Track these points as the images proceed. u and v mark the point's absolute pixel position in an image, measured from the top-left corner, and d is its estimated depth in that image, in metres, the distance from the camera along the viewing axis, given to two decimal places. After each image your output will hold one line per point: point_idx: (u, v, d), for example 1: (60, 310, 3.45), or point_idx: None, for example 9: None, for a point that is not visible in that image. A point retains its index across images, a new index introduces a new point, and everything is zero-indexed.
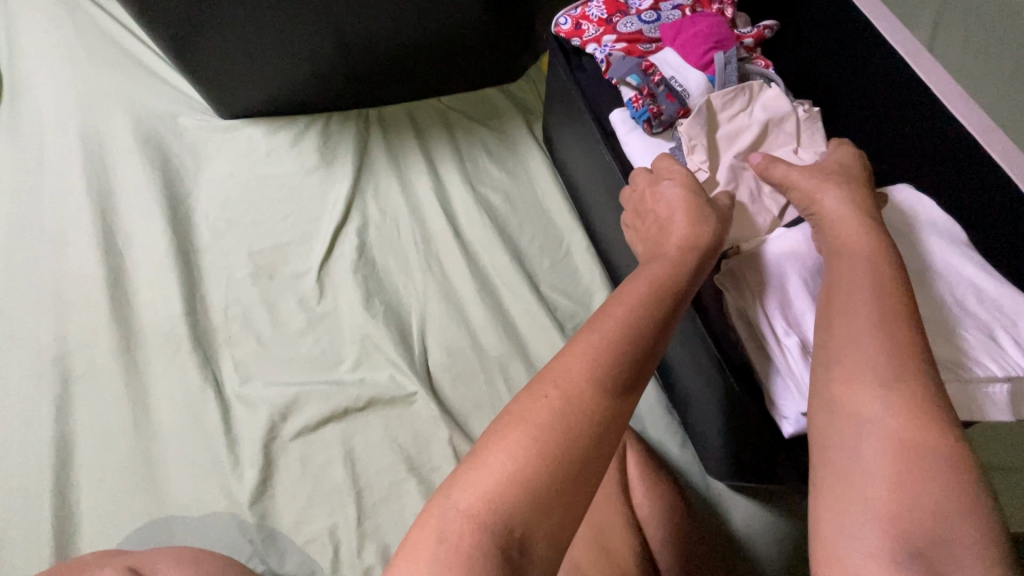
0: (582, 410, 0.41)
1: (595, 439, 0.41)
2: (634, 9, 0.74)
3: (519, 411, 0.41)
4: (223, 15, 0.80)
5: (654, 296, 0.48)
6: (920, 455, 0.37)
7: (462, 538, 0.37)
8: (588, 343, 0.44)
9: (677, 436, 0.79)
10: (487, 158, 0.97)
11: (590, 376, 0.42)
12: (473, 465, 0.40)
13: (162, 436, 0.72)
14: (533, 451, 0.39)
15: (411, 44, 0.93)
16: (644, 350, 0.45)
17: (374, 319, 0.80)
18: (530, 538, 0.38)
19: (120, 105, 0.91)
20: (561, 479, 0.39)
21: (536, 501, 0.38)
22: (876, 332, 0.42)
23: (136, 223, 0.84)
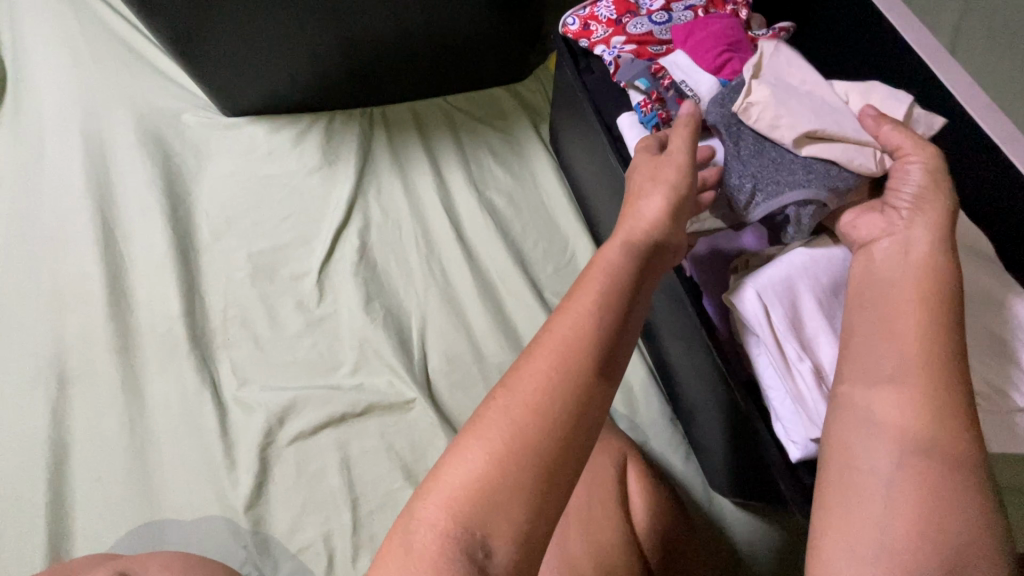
0: (545, 406, 0.40)
1: (563, 434, 0.39)
2: (645, 9, 0.72)
3: (479, 417, 0.41)
4: (227, 10, 0.79)
5: (620, 278, 0.46)
6: (932, 462, 0.38)
7: (425, 548, 0.37)
8: (549, 336, 0.43)
9: (680, 449, 0.77)
10: (492, 160, 0.95)
11: (546, 372, 0.41)
12: (436, 474, 0.40)
13: (157, 438, 0.71)
14: (491, 455, 0.38)
15: (417, 41, 0.91)
16: (610, 336, 0.43)
17: (373, 323, 0.79)
18: (495, 541, 0.37)
19: (124, 102, 0.91)
20: (523, 478, 0.38)
21: (499, 505, 0.37)
22: (918, 365, 0.41)
23: (136, 221, 0.83)
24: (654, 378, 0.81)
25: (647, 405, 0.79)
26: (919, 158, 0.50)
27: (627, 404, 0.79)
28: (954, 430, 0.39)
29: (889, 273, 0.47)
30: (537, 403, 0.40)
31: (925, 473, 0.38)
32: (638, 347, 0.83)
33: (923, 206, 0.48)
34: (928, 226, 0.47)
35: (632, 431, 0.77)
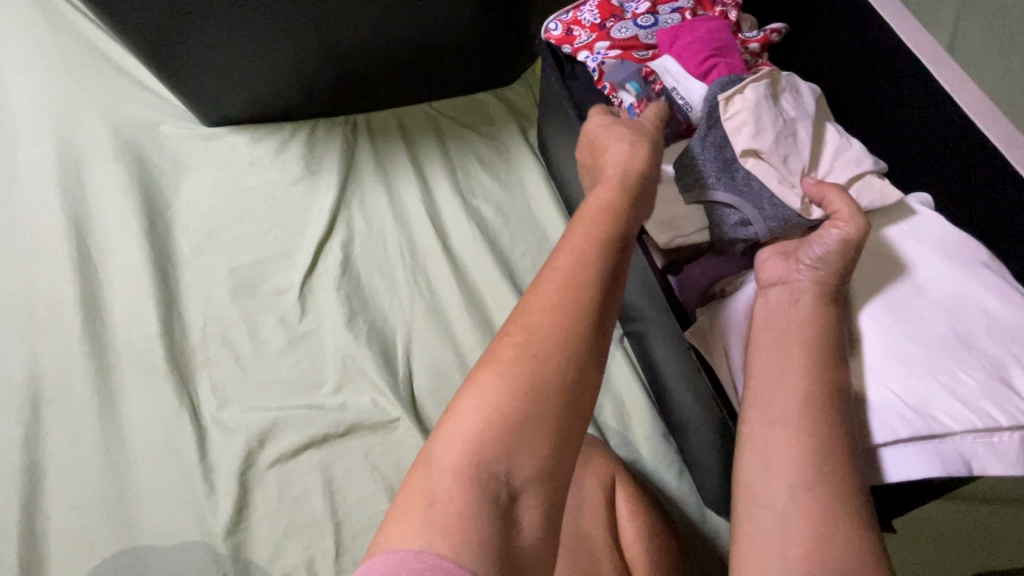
0: (554, 346, 0.40)
1: (572, 375, 0.39)
2: (630, 13, 0.70)
3: (490, 355, 0.40)
4: (201, 16, 0.77)
5: (610, 222, 0.46)
6: (828, 510, 0.39)
7: (452, 492, 0.36)
8: (551, 280, 0.42)
9: (673, 466, 0.75)
10: (479, 167, 0.93)
11: (556, 308, 0.41)
12: (453, 420, 0.39)
13: (135, 462, 0.69)
14: (510, 388, 0.38)
15: (400, 46, 0.89)
16: (610, 275, 0.43)
17: (357, 339, 0.77)
18: (518, 477, 0.37)
19: (99, 114, 0.88)
20: (542, 411, 0.38)
21: (522, 442, 0.37)
22: (812, 403, 0.43)
23: (112, 237, 0.81)
24: (646, 392, 0.79)
25: (639, 420, 0.77)
26: (842, 227, 0.49)
27: (617, 418, 0.77)
28: (846, 464, 0.41)
29: (784, 313, 0.49)
30: (548, 346, 0.40)
31: (822, 505, 0.40)
32: (631, 361, 0.81)
33: (819, 272, 0.49)
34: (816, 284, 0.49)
35: (623, 447, 0.75)
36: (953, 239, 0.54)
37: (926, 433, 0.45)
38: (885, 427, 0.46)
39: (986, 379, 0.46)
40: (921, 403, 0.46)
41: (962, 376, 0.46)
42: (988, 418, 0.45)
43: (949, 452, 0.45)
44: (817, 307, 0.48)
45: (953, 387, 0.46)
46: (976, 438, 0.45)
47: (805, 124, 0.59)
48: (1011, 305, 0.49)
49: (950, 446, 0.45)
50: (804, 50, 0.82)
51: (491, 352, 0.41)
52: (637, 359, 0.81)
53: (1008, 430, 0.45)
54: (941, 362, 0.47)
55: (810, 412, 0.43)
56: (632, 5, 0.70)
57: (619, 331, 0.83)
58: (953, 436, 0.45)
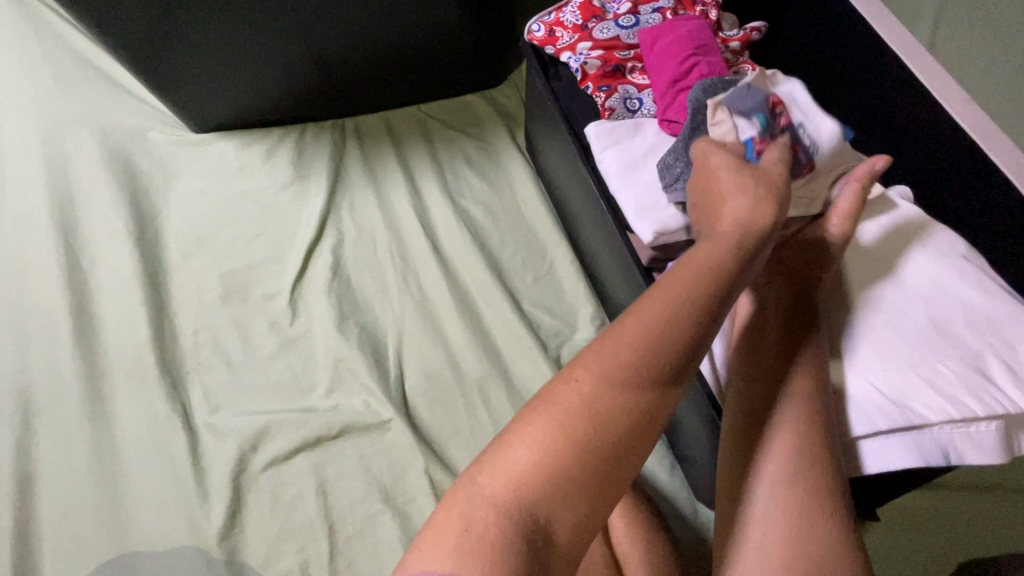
0: (614, 406, 0.38)
1: (621, 441, 0.38)
2: (612, 13, 0.71)
3: (551, 396, 0.38)
4: (187, 22, 0.77)
5: (714, 271, 0.42)
6: (805, 501, 0.43)
7: (486, 526, 0.34)
8: (621, 331, 0.40)
9: (665, 461, 0.75)
10: (467, 168, 0.93)
11: (631, 367, 0.38)
12: (502, 452, 0.37)
13: (127, 468, 0.69)
14: (563, 439, 0.36)
15: (388, 50, 0.90)
16: (696, 337, 0.40)
17: (348, 342, 0.77)
18: (553, 525, 0.35)
19: (87, 122, 0.88)
20: (593, 472, 0.37)
21: (563, 493, 0.36)
22: (793, 399, 0.46)
23: (102, 245, 0.81)
24: None
25: None
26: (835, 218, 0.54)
27: None
28: (823, 458, 0.44)
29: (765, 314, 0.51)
30: (611, 403, 0.38)
31: (800, 498, 0.43)
32: None
33: (803, 259, 0.53)
34: (795, 279, 0.52)
35: None
36: (933, 231, 0.55)
37: (903, 424, 0.46)
38: (864, 420, 0.47)
39: (963, 370, 0.47)
40: (900, 394, 0.47)
41: (940, 367, 0.48)
42: (965, 409, 0.46)
43: (926, 442, 0.47)
44: (797, 307, 0.50)
45: (931, 378, 0.47)
46: (953, 428, 0.47)
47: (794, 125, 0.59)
48: (990, 296, 0.50)
49: (927, 436, 0.47)
50: (786, 48, 0.83)
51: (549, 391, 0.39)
52: None
53: (984, 419, 0.47)
54: (920, 354, 0.48)
55: (789, 410, 0.46)
56: (613, 5, 0.71)
57: None
58: (931, 427, 0.47)
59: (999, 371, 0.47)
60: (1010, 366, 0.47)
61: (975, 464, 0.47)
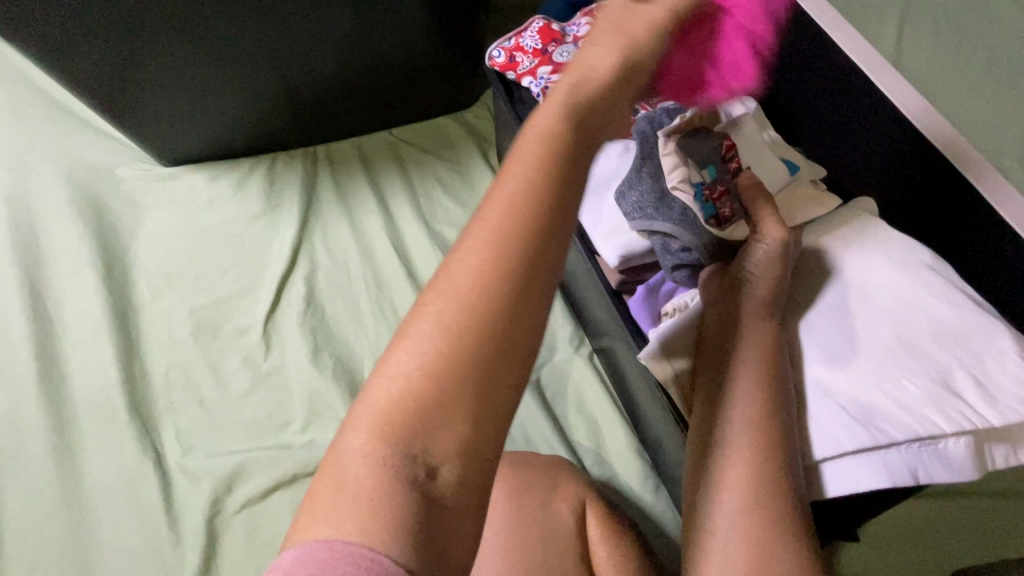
0: (487, 292, 0.30)
1: (505, 334, 0.29)
2: (572, 36, 0.71)
3: (409, 316, 0.31)
4: (149, 58, 0.76)
5: (573, 129, 0.35)
6: (765, 527, 0.44)
7: (361, 476, 0.28)
8: (484, 216, 0.32)
9: (648, 481, 0.74)
10: (440, 191, 0.93)
11: (490, 249, 0.30)
12: (367, 393, 0.30)
13: (96, 517, 0.67)
14: (429, 354, 0.29)
15: (354, 77, 0.89)
16: (556, 204, 0.32)
17: (323, 374, 0.76)
18: (443, 460, 0.28)
19: (52, 161, 0.87)
20: (474, 379, 0.29)
21: (441, 412, 0.28)
22: (751, 425, 0.46)
23: (68, 286, 0.79)
24: (618, 407, 0.79)
25: (613, 437, 0.77)
26: (769, 241, 0.53)
27: (590, 437, 0.77)
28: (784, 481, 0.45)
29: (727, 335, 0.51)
30: (479, 292, 0.30)
31: (760, 526, 0.44)
32: (603, 377, 0.81)
33: (755, 284, 0.52)
34: (754, 298, 0.51)
35: (598, 465, 0.75)
36: (898, 243, 0.55)
37: (869, 445, 0.46)
38: (830, 443, 0.47)
39: (929, 386, 0.47)
40: (865, 413, 0.47)
41: (905, 384, 0.48)
42: (931, 425, 0.46)
43: (894, 461, 0.46)
44: (758, 328, 0.50)
45: (897, 397, 0.48)
46: (921, 448, 0.46)
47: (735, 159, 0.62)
48: (957, 307, 0.50)
49: (897, 455, 0.46)
50: None
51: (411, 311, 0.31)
52: (607, 374, 0.81)
53: (953, 435, 0.46)
54: (885, 372, 0.48)
55: (750, 435, 0.45)
56: (572, 28, 0.72)
57: (588, 347, 0.83)
58: (899, 446, 0.46)
59: (966, 385, 0.47)
60: (976, 379, 0.47)
61: (946, 482, 0.46)
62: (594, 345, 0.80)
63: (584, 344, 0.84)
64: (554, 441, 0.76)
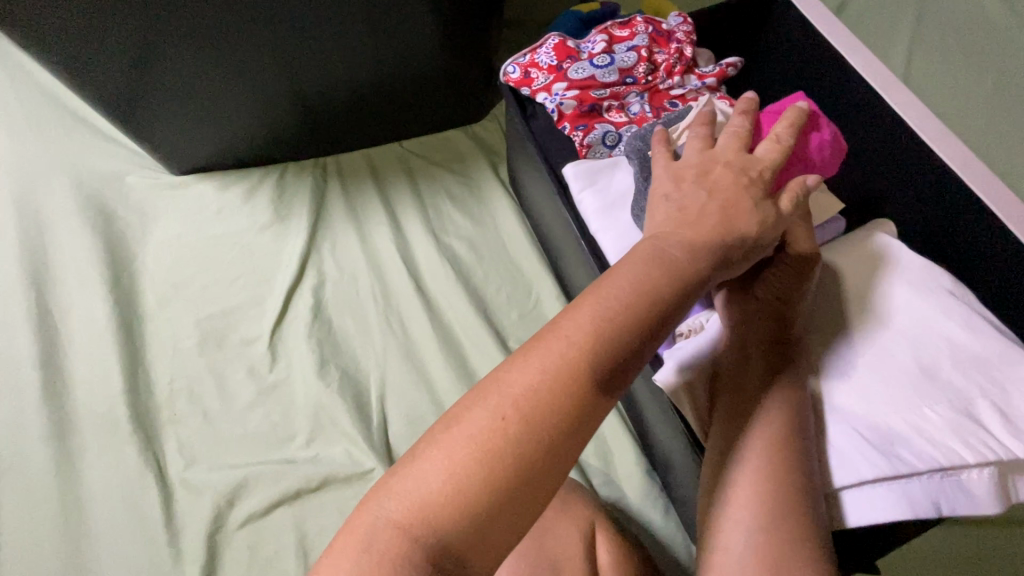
0: (535, 422, 0.35)
1: (542, 465, 0.35)
2: (587, 53, 0.71)
3: (467, 418, 0.35)
4: (162, 69, 0.76)
5: (663, 271, 0.41)
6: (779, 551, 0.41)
7: (391, 549, 0.33)
8: (544, 345, 0.37)
9: (657, 502, 0.73)
10: (450, 204, 0.93)
11: (551, 388, 0.36)
12: (409, 471, 0.35)
13: (95, 531, 0.66)
14: (478, 463, 0.34)
15: (365, 90, 0.89)
16: (619, 357, 0.38)
17: (329, 387, 0.75)
18: (465, 552, 0.33)
19: (62, 168, 0.87)
20: (507, 489, 0.34)
21: (474, 516, 0.33)
22: (763, 445, 0.45)
23: (74, 294, 0.79)
24: (627, 426, 0.77)
25: (621, 456, 0.75)
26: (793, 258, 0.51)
27: (598, 455, 0.76)
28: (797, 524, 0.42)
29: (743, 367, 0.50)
30: (530, 429, 0.35)
31: (769, 569, 0.41)
32: None
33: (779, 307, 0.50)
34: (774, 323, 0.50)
35: (606, 486, 0.74)
36: (917, 267, 0.54)
37: (891, 474, 0.45)
38: (852, 470, 0.46)
39: (951, 415, 0.47)
40: (887, 441, 0.46)
41: (926, 413, 0.47)
42: (953, 456, 0.45)
43: (916, 491, 0.45)
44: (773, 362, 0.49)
45: (918, 426, 0.47)
46: (943, 479, 0.45)
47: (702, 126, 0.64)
48: (977, 335, 0.49)
49: (919, 484, 0.45)
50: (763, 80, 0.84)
51: (462, 405, 0.37)
52: (615, 391, 0.80)
53: (976, 467, 0.45)
54: (905, 399, 0.48)
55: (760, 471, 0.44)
56: (588, 45, 0.72)
57: None
58: (921, 476, 0.45)
59: (989, 415, 0.46)
60: (999, 409, 0.46)
61: (967, 514, 0.45)
62: None
63: None
64: None
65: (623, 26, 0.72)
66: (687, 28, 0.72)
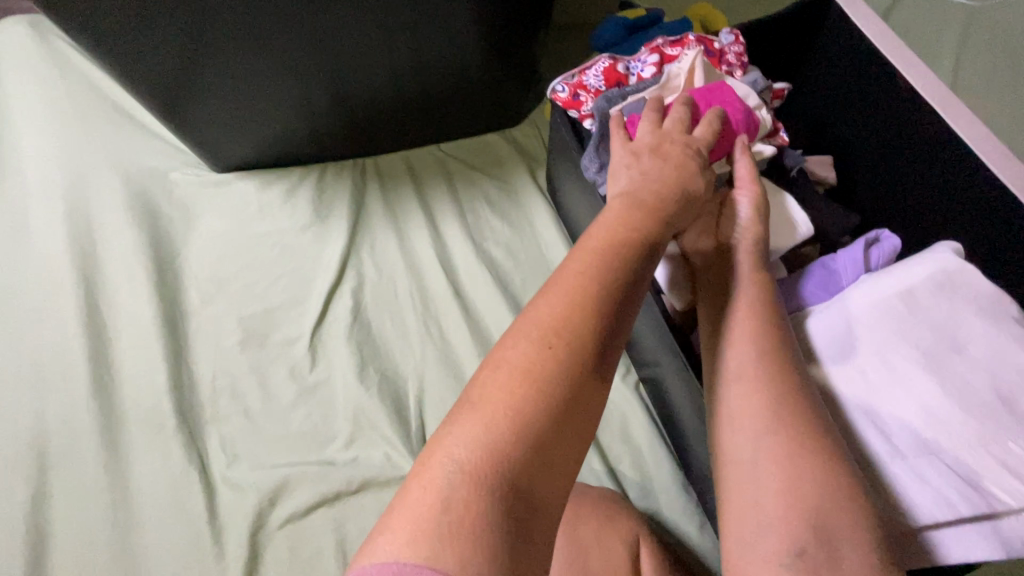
0: (567, 348, 0.41)
1: (584, 376, 0.40)
2: (635, 75, 0.77)
3: (512, 350, 0.41)
4: (213, 70, 0.77)
5: (641, 216, 0.52)
6: (798, 465, 0.45)
7: (450, 500, 0.34)
8: (558, 284, 0.45)
9: (694, 518, 0.72)
10: (487, 209, 0.93)
11: (574, 315, 0.42)
12: (459, 412, 0.39)
13: (142, 523, 0.67)
14: (530, 389, 0.39)
15: (409, 93, 0.90)
16: (624, 286, 0.46)
17: (368, 391, 0.75)
18: (530, 486, 0.36)
19: (110, 163, 0.88)
20: (560, 408, 0.39)
21: (533, 442, 0.37)
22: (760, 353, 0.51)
23: (122, 289, 0.80)
24: (664, 440, 0.77)
25: (658, 470, 0.75)
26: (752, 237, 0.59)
27: (635, 468, 0.75)
28: (825, 479, 0.45)
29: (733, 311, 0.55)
30: (565, 349, 0.41)
31: (788, 480, 0.45)
32: (648, 407, 0.80)
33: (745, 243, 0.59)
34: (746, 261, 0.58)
35: (642, 498, 0.74)
36: (990, 294, 0.54)
37: (986, 511, 0.47)
38: (948, 509, 0.47)
39: None
40: (975, 476, 0.48)
41: (1010, 447, 0.48)
42: None
43: (1007, 529, 0.47)
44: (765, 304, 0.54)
45: (1006, 460, 0.48)
46: (982, 524, 0.47)
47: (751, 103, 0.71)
48: None
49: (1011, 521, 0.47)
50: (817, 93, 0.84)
51: (498, 347, 0.42)
52: (653, 405, 0.80)
53: None
54: (988, 432, 0.49)
55: (786, 423, 0.47)
56: (637, 66, 0.77)
57: (634, 376, 0.82)
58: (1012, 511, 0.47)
59: None
60: None
61: None
62: (642, 375, 0.79)
63: (631, 372, 0.82)
64: (598, 471, 0.75)
65: (675, 45, 0.77)
66: (738, 49, 0.76)
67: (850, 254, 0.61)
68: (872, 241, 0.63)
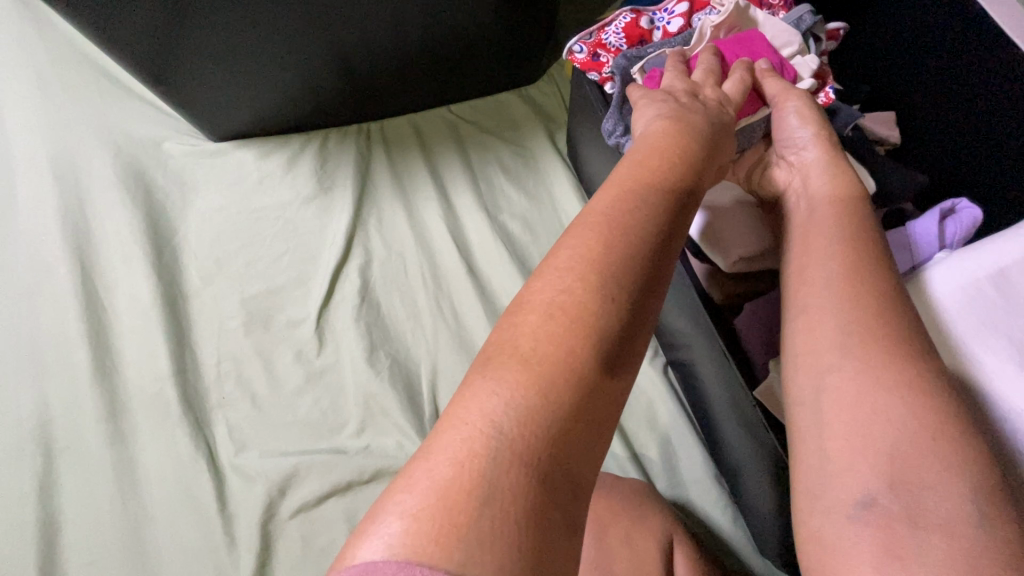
0: (618, 291, 0.34)
1: (633, 329, 0.34)
2: (660, 29, 0.68)
3: (557, 291, 0.34)
4: (198, 36, 0.69)
5: (687, 145, 0.45)
6: (875, 396, 0.38)
7: (494, 479, 0.28)
8: (602, 218, 0.38)
9: (725, 509, 0.68)
10: (502, 176, 0.86)
11: (625, 255, 0.36)
12: (496, 367, 0.32)
13: (152, 513, 0.65)
14: (580, 338, 0.32)
15: (415, 50, 0.80)
16: (670, 223, 0.39)
17: (378, 376, 0.71)
18: (574, 461, 0.30)
19: (100, 134, 0.83)
20: (606, 365, 0.32)
21: (581, 403, 0.31)
22: (837, 269, 0.43)
23: (119, 270, 0.76)
24: (694, 426, 0.73)
25: (687, 459, 0.71)
26: (812, 151, 0.52)
27: (662, 457, 0.71)
28: (908, 410, 0.37)
29: (810, 241, 0.46)
30: (615, 293, 0.34)
31: (865, 410, 0.38)
32: (676, 392, 0.75)
33: (812, 152, 0.52)
34: (825, 170, 0.50)
35: (670, 488, 0.70)
36: None
37: None
38: None
39: None
40: None
41: None
42: None
43: None
44: (854, 231, 0.45)
45: None
46: None
47: (792, 48, 0.63)
48: None
49: None
50: (875, 43, 0.74)
51: (535, 286, 0.35)
52: (681, 389, 0.75)
53: None
54: None
55: (872, 344, 0.39)
56: (662, 17, 0.68)
57: (661, 359, 0.76)
58: None
59: None
60: None
61: None
62: (670, 358, 0.74)
63: (657, 354, 0.77)
64: (623, 459, 0.70)
65: None
66: None
67: (923, 228, 0.53)
68: (946, 212, 0.55)
